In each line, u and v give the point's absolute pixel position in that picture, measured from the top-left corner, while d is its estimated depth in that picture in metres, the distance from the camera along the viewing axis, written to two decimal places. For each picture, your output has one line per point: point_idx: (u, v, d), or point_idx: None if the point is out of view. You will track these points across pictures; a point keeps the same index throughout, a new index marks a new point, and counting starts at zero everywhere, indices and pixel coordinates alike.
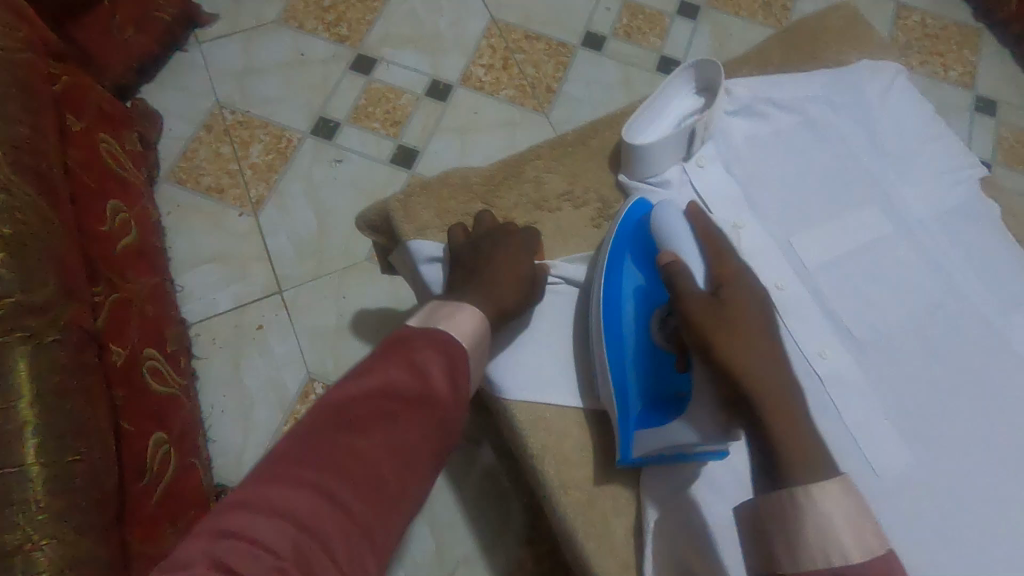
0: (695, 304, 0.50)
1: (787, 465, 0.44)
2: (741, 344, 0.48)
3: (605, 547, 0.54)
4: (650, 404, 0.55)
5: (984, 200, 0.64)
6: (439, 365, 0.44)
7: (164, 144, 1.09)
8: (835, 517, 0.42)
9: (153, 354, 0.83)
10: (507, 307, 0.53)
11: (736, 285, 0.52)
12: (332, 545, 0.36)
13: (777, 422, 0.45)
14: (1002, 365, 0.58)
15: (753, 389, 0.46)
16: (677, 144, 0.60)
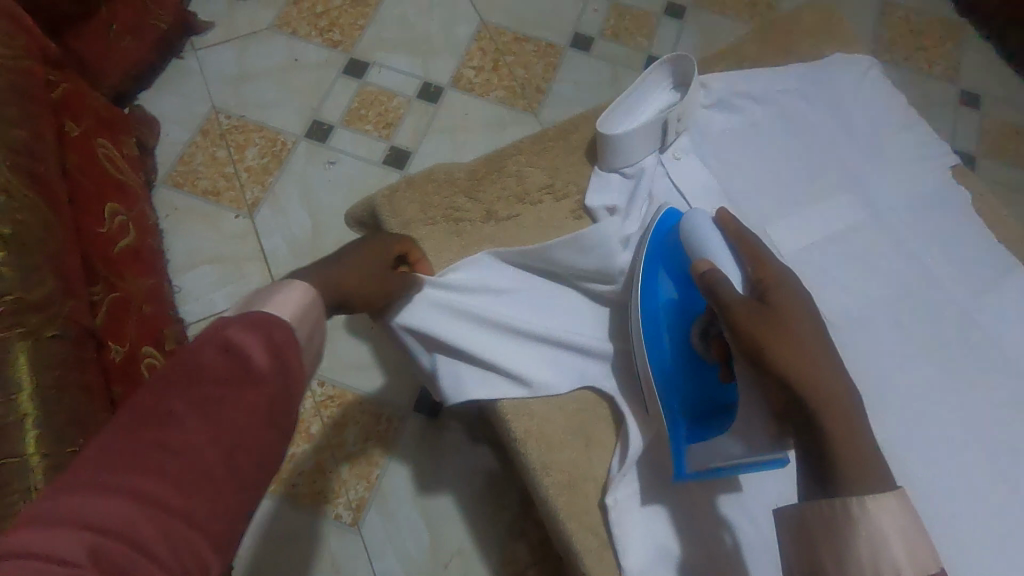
0: (742, 311, 0.48)
1: (844, 473, 0.42)
2: (798, 351, 0.46)
3: (587, 526, 0.55)
4: (698, 415, 0.56)
5: (955, 187, 0.65)
6: (262, 345, 0.38)
7: (161, 149, 1.11)
8: (885, 526, 0.40)
9: (151, 352, 0.84)
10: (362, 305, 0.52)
11: (780, 288, 0.49)
12: (151, 546, 0.32)
13: (839, 435, 0.43)
14: (974, 346, 0.59)
15: (818, 401, 0.44)
16: (653, 135, 0.62)
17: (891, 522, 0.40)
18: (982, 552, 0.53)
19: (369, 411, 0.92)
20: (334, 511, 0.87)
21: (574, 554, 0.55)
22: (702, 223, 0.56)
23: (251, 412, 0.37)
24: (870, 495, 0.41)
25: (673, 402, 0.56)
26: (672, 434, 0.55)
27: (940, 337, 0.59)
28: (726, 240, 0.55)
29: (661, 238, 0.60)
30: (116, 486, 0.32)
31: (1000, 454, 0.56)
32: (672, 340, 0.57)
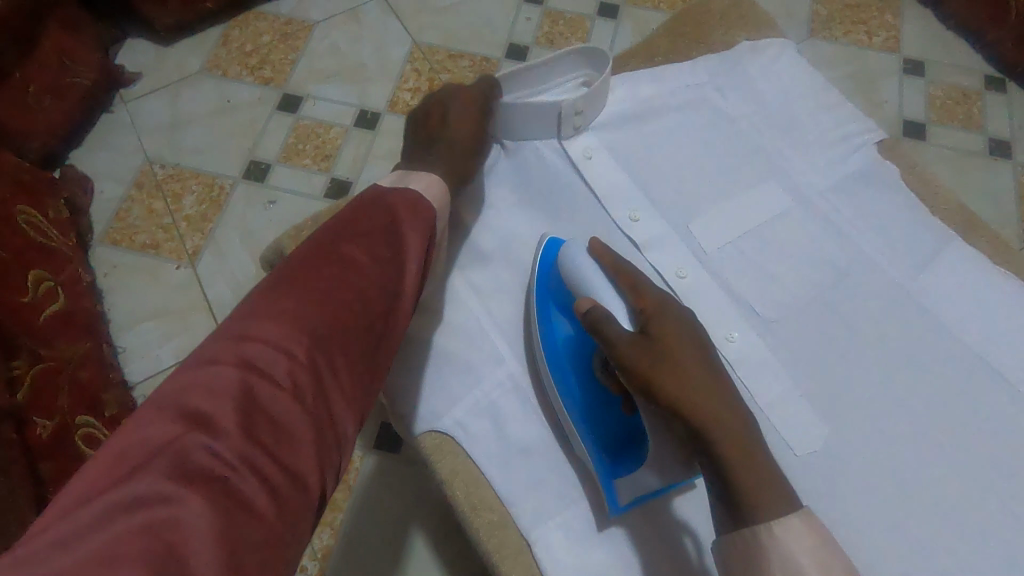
0: (628, 349, 0.47)
1: (752, 501, 0.42)
2: (687, 379, 0.45)
3: (522, 568, 0.50)
4: (619, 446, 0.52)
5: (882, 163, 0.63)
6: (415, 217, 0.48)
7: (96, 207, 1.09)
8: (799, 553, 0.40)
9: (88, 420, 0.81)
10: (465, 175, 0.56)
11: (663, 316, 0.48)
12: (336, 357, 0.41)
13: (735, 461, 0.42)
14: (917, 328, 0.56)
15: (710, 429, 0.43)
16: (546, 121, 0.59)
17: (802, 541, 0.41)
18: (933, 547, 0.50)
19: None
20: None
21: None
22: (578, 256, 0.53)
23: (401, 270, 0.46)
24: (776, 518, 0.41)
25: (591, 437, 0.52)
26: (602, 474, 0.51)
27: (878, 321, 0.56)
28: (602, 271, 0.52)
29: (545, 276, 0.56)
30: (319, 305, 0.41)
31: (950, 438, 0.53)
32: (578, 373, 0.54)
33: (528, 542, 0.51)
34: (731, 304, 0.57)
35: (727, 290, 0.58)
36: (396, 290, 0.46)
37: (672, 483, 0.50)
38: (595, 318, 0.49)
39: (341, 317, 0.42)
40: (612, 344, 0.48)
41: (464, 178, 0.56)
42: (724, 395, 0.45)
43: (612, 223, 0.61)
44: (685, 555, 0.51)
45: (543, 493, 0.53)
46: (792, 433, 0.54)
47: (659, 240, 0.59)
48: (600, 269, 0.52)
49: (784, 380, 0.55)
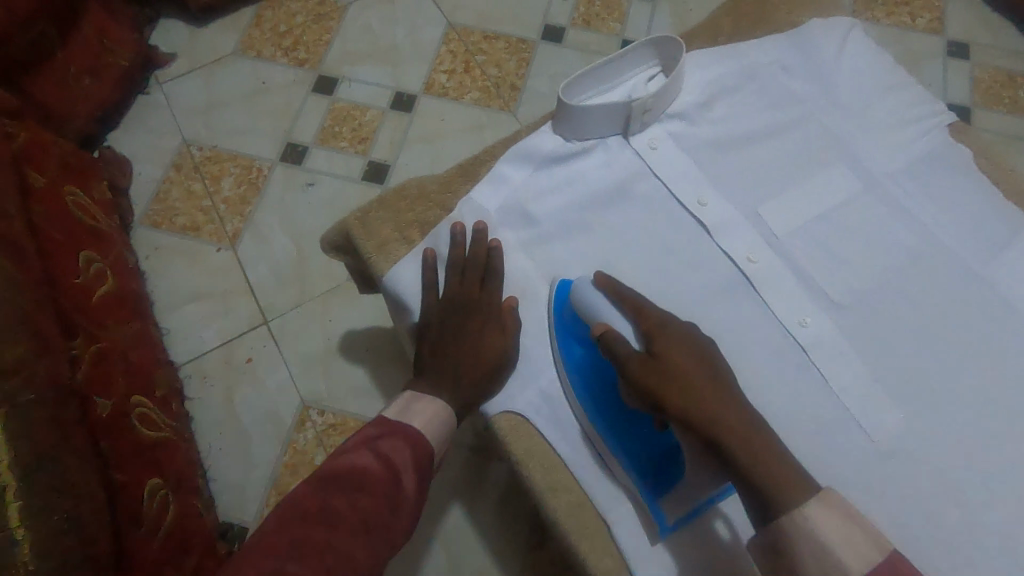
0: (639, 371, 0.48)
1: (775, 493, 0.42)
2: (695, 390, 0.46)
3: (601, 548, 0.50)
4: (655, 467, 0.50)
5: (953, 147, 0.62)
6: (405, 442, 0.50)
7: (135, 188, 1.09)
8: (822, 530, 0.41)
9: (141, 400, 0.82)
10: (469, 380, 0.53)
11: (664, 333, 0.49)
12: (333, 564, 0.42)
13: (753, 461, 0.43)
14: (990, 312, 0.56)
15: (726, 436, 0.44)
16: (613, 117, 0.59)
17: (829, 527, 0.41)
18: (1010, 529, 0.50)
19: None
20: None
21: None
22: (586, 285, 0.54)
23: (392, 484, 0.48)
24: (801, 504, 0.42)
25: (628, 461, 0.51)
26: (642, 492, 0.50)
27: (949, 307, 0.56)
28: (609, 300, 0.52)
29: (559, 309, 0.56)
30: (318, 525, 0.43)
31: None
32: (602, 399, 0.53)
33: (605, 523, 0.51)
34: (802, 290, 0.57)
35: (796, 273, 0.58)
36: (390, 499, 0.47)
37: (711, 496, 0.49)
38: (609, 345, 0.49)
39: (336, 543, 0.43)
40: (626, 365, 0.48)
41: (464, 372, 0.53)
42: (736, 405, 0.46)
43: (680, 206, 0.60)
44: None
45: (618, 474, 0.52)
46: (867, 416, 0.53)
47: (729, 225, 0.59)
48: (607, 294, 0.53)
49: (858, 365, 0.55)
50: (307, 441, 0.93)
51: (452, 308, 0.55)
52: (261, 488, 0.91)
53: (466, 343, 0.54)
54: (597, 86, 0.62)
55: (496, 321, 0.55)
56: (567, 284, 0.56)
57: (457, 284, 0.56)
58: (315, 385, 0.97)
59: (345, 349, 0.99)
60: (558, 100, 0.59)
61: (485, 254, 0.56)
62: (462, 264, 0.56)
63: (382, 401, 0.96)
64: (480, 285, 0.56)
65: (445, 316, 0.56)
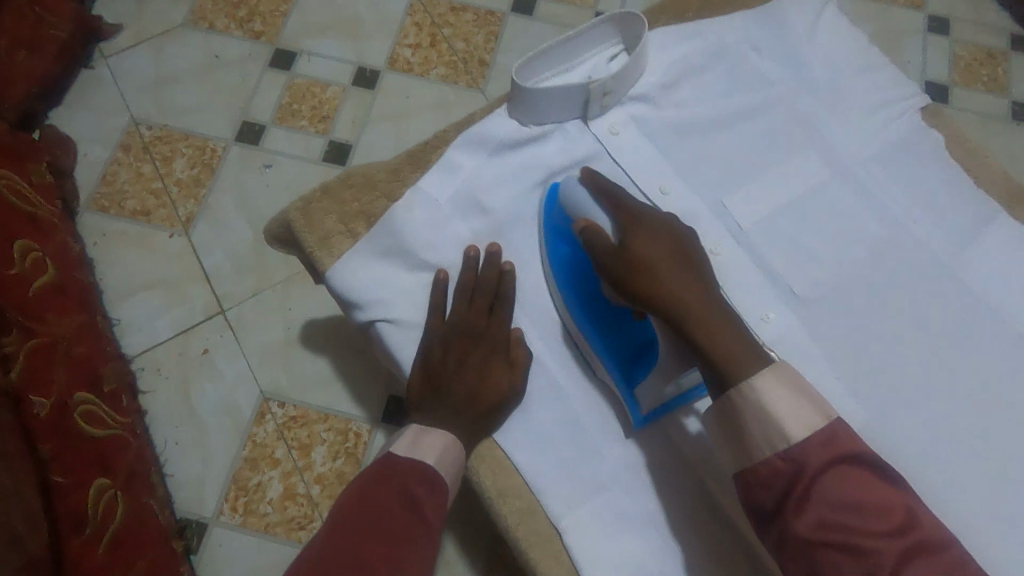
0: (611, 260, 0.48)
1: (728, 367, 0.42)
2: (660, 271, 0.46)
3: (552, 556, 0.48)
4: (632, 357, 0.51)
5: (926, 132, 0.59)
6: (422, 489, 0.46)
7: (81, 170, 1.03)
8: (772, 404, 0.41)
9: (86, 397, 0.78)
10: (479, 417, 0.49)
11: (641, 223, 0.49)
12: None
13: (711, 340, 0.43)
14: (957, 307, 0.54)
15: (688, 320, 0.44)
16: (571, 100, 0.56)
17: (777, 396, 0.41)
18: (972, 529, 0.49)
19: (336, 429, 0.91)
20: None
21: None
22: (573, 182, 0.54)
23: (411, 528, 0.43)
24: (754, 376, 0.42)
25: (605, 352, 0.52)
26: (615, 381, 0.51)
27: (914, 299, 0.54)
28: (591, 195, 0.52)
29: (549, 207, 0.56)
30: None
31: (986, 420, 0.52)
32: (583, 291, 0.53)
33: (558, 529, 0.48)
34: (766, 284, 0.55)
35: (760, 267, 0.55)
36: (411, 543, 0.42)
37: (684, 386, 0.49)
38: (588, 237, 0.49)
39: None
40: (601, 256, 0.48)
41: (474, 410, 0.49)
42: (704, 292, 0.46)
43: (641, 195, 0.57)
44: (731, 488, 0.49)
45: (571, 477, 0.50)
46: None
47: (692, 215, 0.56)
48: (588, 189, 0.53)
49: (821, 361, 0.53)
50: (267, 433, 0.91)
51: (459, 333, 0.51)
52: (220, 483, 0.88)
53: (469, 372, 0.50)
54: (553, 72, 0.58)
55: (512, 357, 0.51)
56: (556, 186, 0.56)
57: (465, 309, 0.52)
58: (276, 376, 0.94)
59: (307, 338, 0.96)
60: (512, 82, 0.55)
61: (497, 277, 0.53)
62: (470, 288, 0.52)
63: (345, 393, 0.93)
64: (489, 311, 0.52)
65: (451, 342, 0.51)
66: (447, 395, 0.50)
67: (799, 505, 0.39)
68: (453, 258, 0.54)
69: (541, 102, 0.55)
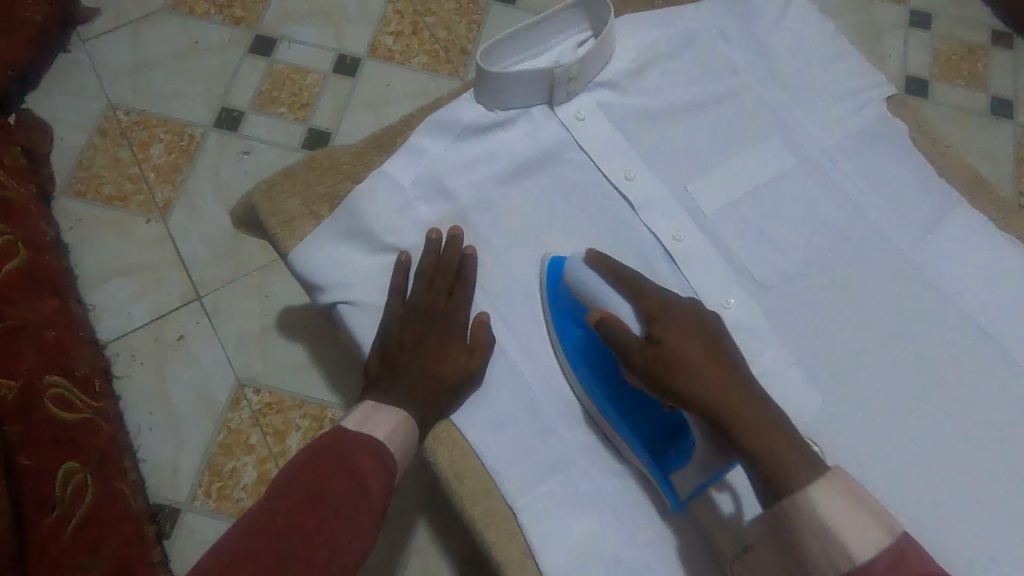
0: (638, 355, 0.46)
1: (781, 475, 0.40)
2: (698, 369, 0.44)
3: (507, 536, 0.48)
4: (664, 446, 0.49)
5: (891, 122, 0.60)
6: (368, 463, 0.44)
7: (57, 155, 1.02)
8: (835, 524, 0.38)
9: (56, 381, 0.77)
10: (437, 398, 0.49)
11: (662, 312, 0.47)
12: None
13: (755, 440, 0.41)
14: (916, 295, 0.55)
15: (728, 417, 0.42)
16: (536, 85, 0.56)
17: (833, 507, 0.38)
18: (924, 514, 0.50)
19: (311, 415, 0.91)
20: None
21: (495, 564, 0.48)
22: (579, 263, 0.51)
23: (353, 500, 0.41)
24: (807, 484, 0.39)
25: (632, 436, 0.50)
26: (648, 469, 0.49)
27: (874, 288, 0.55)
28: (603, 279, 0.50)
29: (553, 289, 0.53)
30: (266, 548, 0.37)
31: (941, 406, 0.53)
32: (604, 375, 0.51)
33: (513, 510, 0.49)
34: (728, 269, 0.55)
35: (722, 253, 0.55)
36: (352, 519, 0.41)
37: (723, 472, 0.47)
38: (608, 329, 0.47)
39: (278, 571, 0.37)
40: (624, 350, 0.47)
41: (434, 391, 0.49)
42: (740, 384, 0.44)
43: (605, 180, 0.57)
44: (712, 505, 0.49)
45: (528, 459, 0.50)
46: (785, 400, 0.52)
47: (656, 201, 0.56)
48: (599, 273, 0.50)
49: (779, 347, 0.53)
50: (241, 419, 0.91)
51: (417, 314, 0.51)
52: (194, 468, 0.89)
53: (427, 353, 0.51)
54: (518, 57, 0.58)
55: (472, 342, 0.51)
56: (559, 262, 0.53)
57: (423, 292, 0.52)
58: (251, 362, 0.93)
59: (283, 325, 0.95)
60: (477, 67, 0.55)
61: (458, 261, 0.53)
62: (432, 269, 0.52)
63: (321, 380, 0.93)
64: (450, 294, 0.53)
65: (409, 325, 0.51)
66: (405, 375, 0.50)
67: None
68: (416, 242, 0.54)
69: (504, 85, 0.55)
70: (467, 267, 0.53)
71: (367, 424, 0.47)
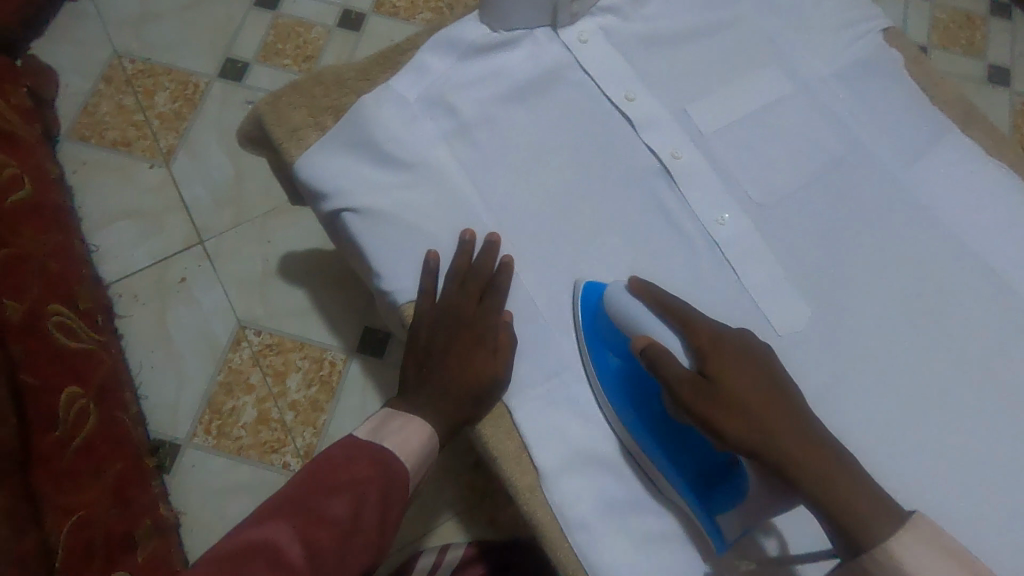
0: (693, 395, 0.44)
1: (859, 526, 0.40)
2: (762, 415, 0.43)
3: (503, 432, 0.50)
4: (709, 482, 0.48)
5: (887, 54, 0.61)
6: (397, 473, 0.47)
7: (61, 100, 1.02)
8: (927, 575, 0.38)
9: (60, 310, 0.79)
10: (458, 413, 0.50)
11: (718, 349, 0.46)
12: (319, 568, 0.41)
13: (835, 491, 0.41)
14: (906, 217, 0.56)
15: (801, 469, 0.41)
16: (539, 5, 0.56)
17: (917, 551, 0.39)
18: (908, 422, 0.51)
19: (311, 357, 0.93)
20: (283, 461, 0.88)
21: (491, 459, 0.50)
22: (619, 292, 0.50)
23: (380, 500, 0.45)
24: (888, 534, 0.39)
25: (677, 478, 0.48)
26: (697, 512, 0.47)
27: (866, 209, 0.56)
28: (651, 312, 0.48)
29: (591, 317, 0.51)
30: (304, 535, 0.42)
31: (929, 321, 0.54)
32: (643, 411, 0.49)
33: (508, 408, 0.50)
34: (724, 188, 0.56)
35: (719, 173, 0.57)
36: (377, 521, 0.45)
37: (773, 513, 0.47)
38: (653, 360, 0.45)
39: (313, 557, 0.42)
40: (677, 388, 0.45)
41: (455, 408, 0.49)
42: (801, 426, 0.43)
43: (606, 101, 0.58)
44: (756, 545, 0.49)
45: (525, 361, 0.51)
46: (776, 312, 0.53)
47: (655, 122, 0.57)
48: (647, 304, 0.48)
49: (771, 263, 0.54)
50: (242, 359, 0.92)
51: (445, 321, 0.51)
52: (194, 405, 0.90)
53: (452, 360, 0.50)
54: None
55: (482, 278, 0.51)
56: (594, 287, 0.52)
57: (428, 200, 0.53)
58: (253, 306, 0.94)
59: (285, 270, 0.96)
60: None
61: (493, 270, 0.52)
62: (461, 275, 0.51)
63: (321, 324, 0.94)
64: (479, 299, 0.52)
65: (435, 329, 0.51)
66: (430, 386, 0.51)
67: None
68: (419, 153, 0.55)
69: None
70: (495, 272, 0.51)
71: (381, 433, 0.49)
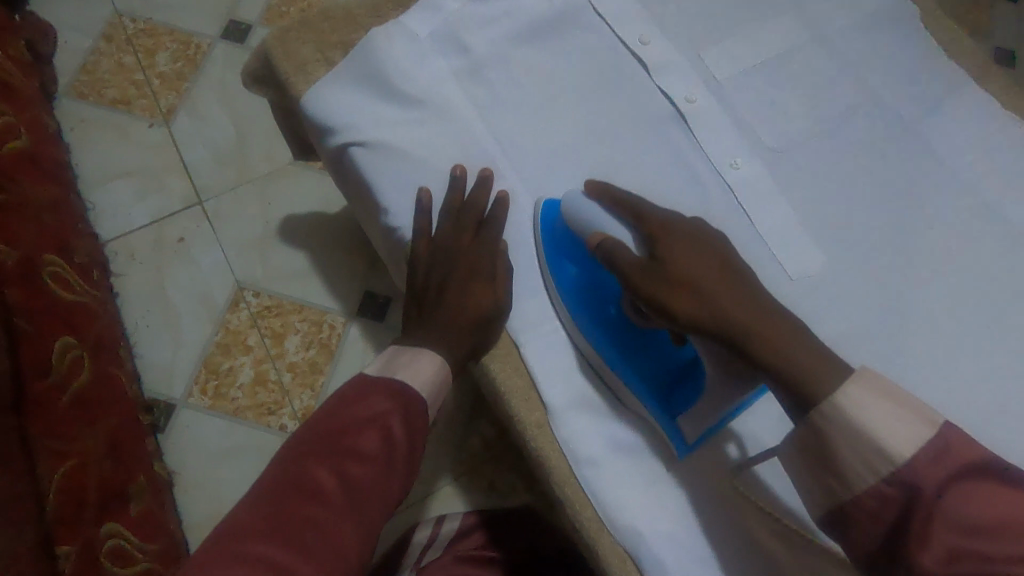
0: (642, 278, 0.44)
1: (808, 388, 0.39)
2: (711, 287, 0.42)
3: (512, 369, 0.49)
4: (669, 385, 0.48)
5: (904, 7, 0.60)
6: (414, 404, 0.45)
7: (60, 58, 1.01)
8: (870, 426, 0.37)
9: (55, 261, 0.76)
10: (466, 346, 0.48)
11: (668, 232, 0.45)
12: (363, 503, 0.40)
13: (784, 358, 0.40)
14: (921, 167, 0.55)
15: (747, 336, 0.41)
16: None
17: (870, 408, 0.37)
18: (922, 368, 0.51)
19: (311, 320, 0.91)
20: (280, 423, 0.87)
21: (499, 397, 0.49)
22: (576, 198, 0.49)
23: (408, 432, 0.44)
24: (838, 393, 0.38)
25: (637, 382, 0.48)
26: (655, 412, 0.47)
27: (881, 159, 0.56)
28: (604, 208, 0.48)
29: (549, 227, 0.51)
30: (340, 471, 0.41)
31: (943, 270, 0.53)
32: (601, 319, 0.49)
33: (516, 345, 0.49)
34: (738, 135, 0.55)
35: (733, 119, 0.56)
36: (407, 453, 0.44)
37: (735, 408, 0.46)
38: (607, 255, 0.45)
39: (353, 491, 0.40)
40: (627, 274, 0.44)
41: (463, 340, 0.48)
42: (750, 297, 0.42)
43: (621, 45, 0.57)
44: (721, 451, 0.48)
45: (534, 300, 0.50)
46: (789, 257, 0.53)
47: (669, 66, 0.56)
48: (600, 202, 0.48)
49: (786, 209, 0.54)
50: (240, 320, 0.90)
51: (442, 255, 0.50)
52: (190, 365, 0.88)
53: (453, 291, 0.49)
54: None
55: (490, 218, 0.50)
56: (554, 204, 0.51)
57: (439, 137, 0.52)
58: (253, 267, 0.93)
59: (286, 232, 0.95)
60: None
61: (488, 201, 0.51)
62: (456, 209, 0.50)
63: (321, 287, 0.93)
64: (475, 231, 0.51)
65: (435, 260, 0.50)
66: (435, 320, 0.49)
67: (922, 526, 0.35)
68: (430, 89, 0.54)
69: None
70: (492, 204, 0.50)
71: (391, 366, 0.47)
